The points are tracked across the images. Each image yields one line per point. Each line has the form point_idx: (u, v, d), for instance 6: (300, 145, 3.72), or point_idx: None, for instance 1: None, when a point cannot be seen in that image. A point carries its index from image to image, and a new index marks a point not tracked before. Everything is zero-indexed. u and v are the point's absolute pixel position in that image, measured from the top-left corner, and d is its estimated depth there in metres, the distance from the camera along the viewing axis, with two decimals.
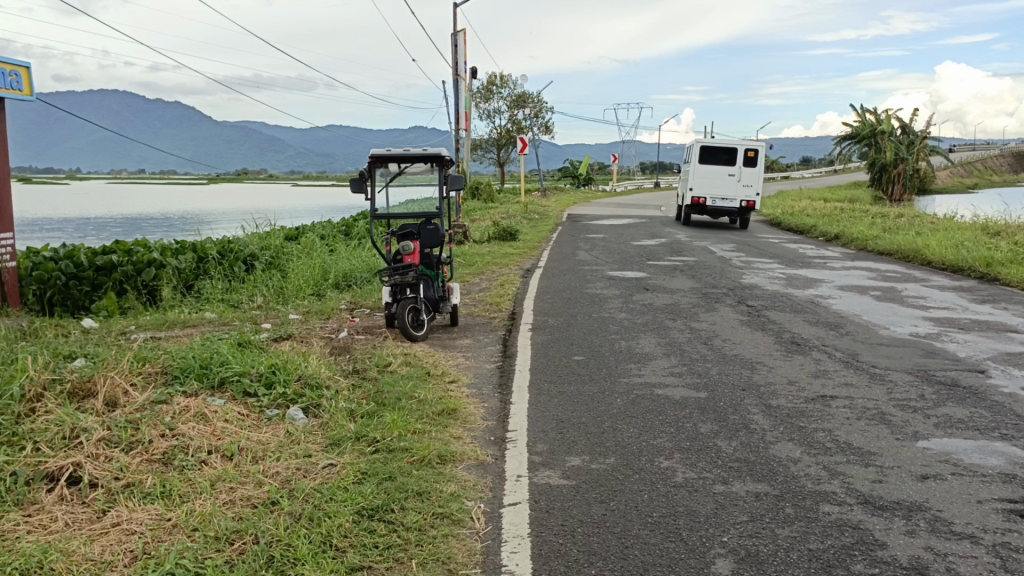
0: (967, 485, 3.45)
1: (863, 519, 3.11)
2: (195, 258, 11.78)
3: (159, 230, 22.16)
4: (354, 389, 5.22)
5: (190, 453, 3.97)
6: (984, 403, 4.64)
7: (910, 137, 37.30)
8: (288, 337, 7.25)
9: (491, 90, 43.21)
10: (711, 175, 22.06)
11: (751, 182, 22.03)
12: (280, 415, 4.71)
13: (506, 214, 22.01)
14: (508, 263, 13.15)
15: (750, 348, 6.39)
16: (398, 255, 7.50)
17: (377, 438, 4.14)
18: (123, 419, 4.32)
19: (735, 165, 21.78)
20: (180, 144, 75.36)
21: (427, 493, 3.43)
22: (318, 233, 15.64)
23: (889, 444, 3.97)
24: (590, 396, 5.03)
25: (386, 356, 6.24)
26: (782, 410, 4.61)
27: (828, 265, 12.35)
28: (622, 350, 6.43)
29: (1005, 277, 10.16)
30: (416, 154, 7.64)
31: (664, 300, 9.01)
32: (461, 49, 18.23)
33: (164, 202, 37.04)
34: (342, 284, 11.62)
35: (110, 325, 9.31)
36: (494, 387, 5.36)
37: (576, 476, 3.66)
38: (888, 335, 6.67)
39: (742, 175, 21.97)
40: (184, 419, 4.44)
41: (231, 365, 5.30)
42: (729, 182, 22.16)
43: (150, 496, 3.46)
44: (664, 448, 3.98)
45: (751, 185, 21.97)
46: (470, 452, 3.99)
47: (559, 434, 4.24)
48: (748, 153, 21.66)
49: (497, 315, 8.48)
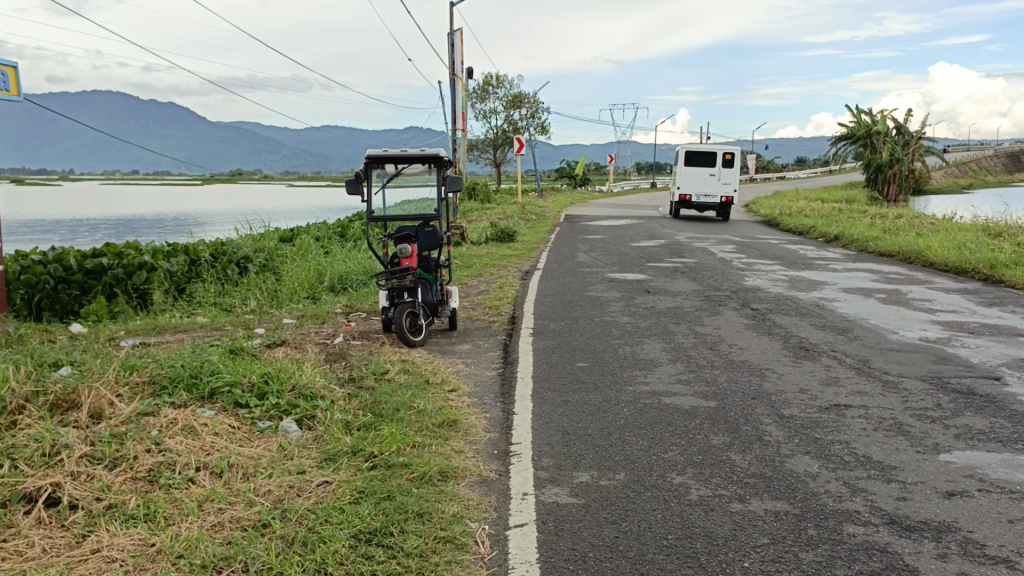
0: (997, 503, 3.28)
1: (890, 541, 2.94)
2: (187, 261, 11.57)
3: (152, 232, 21.93)
4: (350, 399, 5.04)
5: (176, 471, 3.79)
6: (1004, 413, 4.48)
7: (906, 137, 37.27)
8: (282, 343, 7.06)
9: (487, 90, 43.05)
10: (696, 173, 24.91)
11: (729, 182, 25.09)
12: (273, 427, 4.53)
13: (503, 215, 21.83)
14: (506, 264, 12.98)
15: (758, 353, 6.22)
16: (395, 259, 7.31)
17: (374, 452, 3.97)
18: (107, 433, 4.14)
19: (716, 167, 24.67)
20: (175, 144, 75.03)
21: (427, 514, 3.25)
22: (313, 235, 15.44)
23: (911, 458, 3.80)
24: (595, 406, 4.86)
25: (383, 363, 6.06)
26: (795, 420, 4.44)
27: (830, 267, 12.21)
28: (626, 355, 6.25)
29: (1011, 279, 10.02)
30: (414, 155, 7.44)
31: (667, 303, 8.84)
32: (458, 49, 18.06)
33: (158, 203, 36.79)
34: (338, 287, 11.42)
35: (99, 331, 9.10)
36: (495, 396, 5.17)
37: (586, 494, 3.49)
38: (898, 340, 6.51)
39: (723, 175, 24.68)
40: (172, 433, 4.25)
41: (222, 375, 5.11)
42: (709, 182, 25.29)
43: (133, 519, 3.29)
44: (675, 464, 3.81)
45: (728, 183, 24.96)
46: (472, 468, 3.81)
47: (565, 447, 4.06)
48: (726, 157, 24.74)
49: (497, 319, 8.30)
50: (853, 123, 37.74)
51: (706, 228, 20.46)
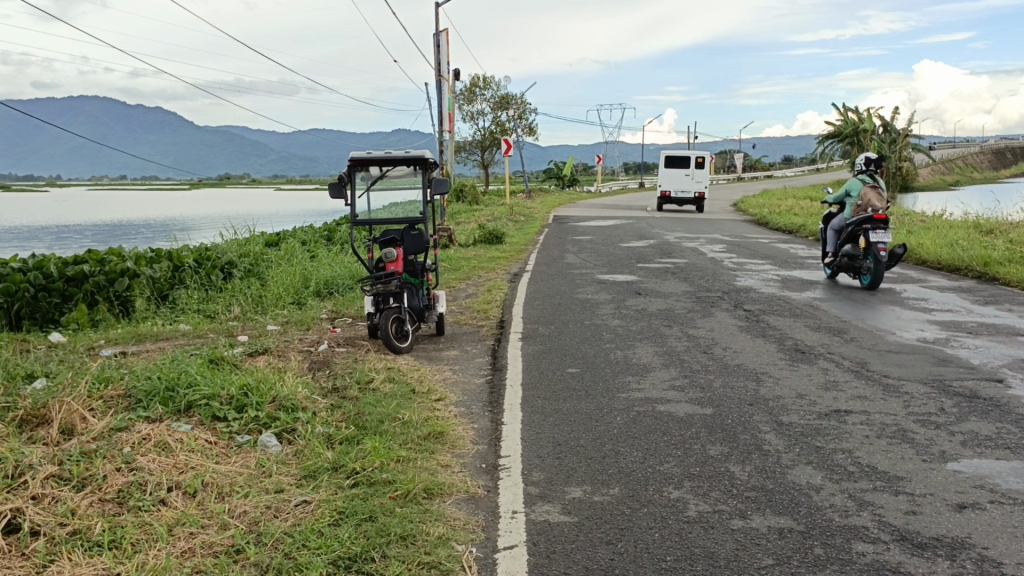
0: (1010, 516, 3.13)
1: (902, 561, 2.78)
2: (170, 266, 11.31)
3: (136, 237, 21.60)
4: (332, 411, 4.84)
5: (147, 492, 3.57)
6: (1010, 417, 4.34)
7: (892, 135, 37.59)
8: (264, 351, 6.83)
9: (474, 91, 42.87)
10: (673, 175, 29.13)
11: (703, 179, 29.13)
12: (251, 442, 4.32)
13: (492, 217, 21.66)
14: (495, 266, 12.81)
15: (753, 357, 6.07)
16: (380, 263, 7.11)
17: (356, 468, 3.77)
18: (76, 451, 3.92)
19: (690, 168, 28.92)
20: (160, 148, 74.41)
21: (411, 537, 3.07)
22: (299, 239, 15.18)
23: (917, 467, 3.65)
24: (587, 414, 4.68)
25: (368, 372, 5.86)
26: (795, 428, 4.29)
27: (822, 266, 12.11)
28: (618, 360, 6.09)
29: (1004, 276, 9.94)
30: (399, 157, 7.24)
31: (658, 305, 8.69)
32: (444, 49, 17.85)
33: (144, 209, 36.34)
34: (324, 292, 11.19)
35: (79, 340, 8.84)
36: (484, 405, 4.99)
37: (579, 511, 3.30)
38: (896, 341, 6.38)
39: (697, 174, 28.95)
40: (144, 450, 4.03)
41: (199, 387, 4.89)
42: (686, 180, 29.57)
43: (97, 546, 3.07)
44: (672, 477, 3.63)
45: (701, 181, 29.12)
46: (460, 484, 3.62)
47: (557, 460, 3.88)
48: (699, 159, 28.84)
49: (485, 323, 8.11)
50: (840, 121, 37.84)
51: (696, 228, 20.37)
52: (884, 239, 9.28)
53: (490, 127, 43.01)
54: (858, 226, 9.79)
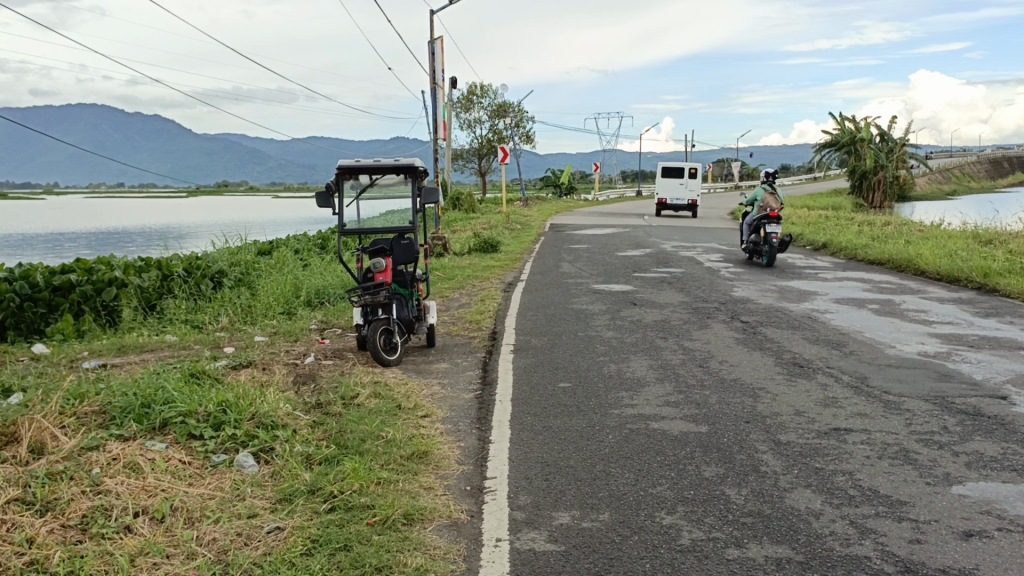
0: (1020, 546, 2.97)
1: None
2: (159, 275, 11.14)
3: (129, 244, 21.43)
4: (313, 429, 4.66)
5: (112, 517, 3.40)
6: (1016, 437, 4.19)
7: (889, 144, 37.58)
8: (248, 364, 6.65)
9: (471, 99, 42.81)
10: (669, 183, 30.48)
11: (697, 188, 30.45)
12: (227, 462, 4.14)
13: (487, 225, 21.52)
14: (489, 276, 12.65)
15: (750, 371, 5.91)
16: (369, 273, 6.94)
17: (334, 492, 3.61)
18: (41, 472, 3.74)
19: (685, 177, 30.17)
20: (156, 156, 74.27)
21: (387, 569, 2.91)
22: (292, 247, 15.01)
23: (921, 491, 3.49)
24: (578, 432, 4.51)
25: (354, 386, 5.69)
26: (793, 447, 4.12)
27: (820, 276, 11.97)
28: (611, 374, 5.92)
29: (1005, 288, 9.81)
30: (388, 165, 7.11)
31: (654, 316, 8.53)
32: (438, 57, 17.76)
33: (138, 215, 36.17)
34: (315, 301, 11.01)
35: (62, 351, 8.66)
36: (472, 422, 4.82)
37: (566, 539, 3.14)
38: (896, 355, 6.24)
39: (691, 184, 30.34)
40: (113, 471, 3.85)
41: (176, 403, 4.71)
42: (681, 189, 30.89)
43: None
44: (664, 501, 3.47)
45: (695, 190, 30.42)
46: (442, 508, 3.45)
47: (544, 482, 3.72)
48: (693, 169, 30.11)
49: (477, 334, 7.94)
50: (836, 130, 37.85)
51: (693, 236, 20.25)
52: (775, 231, 12.93)
53: (486, 135, 42.94)
54: (759, 222, 13.39)
